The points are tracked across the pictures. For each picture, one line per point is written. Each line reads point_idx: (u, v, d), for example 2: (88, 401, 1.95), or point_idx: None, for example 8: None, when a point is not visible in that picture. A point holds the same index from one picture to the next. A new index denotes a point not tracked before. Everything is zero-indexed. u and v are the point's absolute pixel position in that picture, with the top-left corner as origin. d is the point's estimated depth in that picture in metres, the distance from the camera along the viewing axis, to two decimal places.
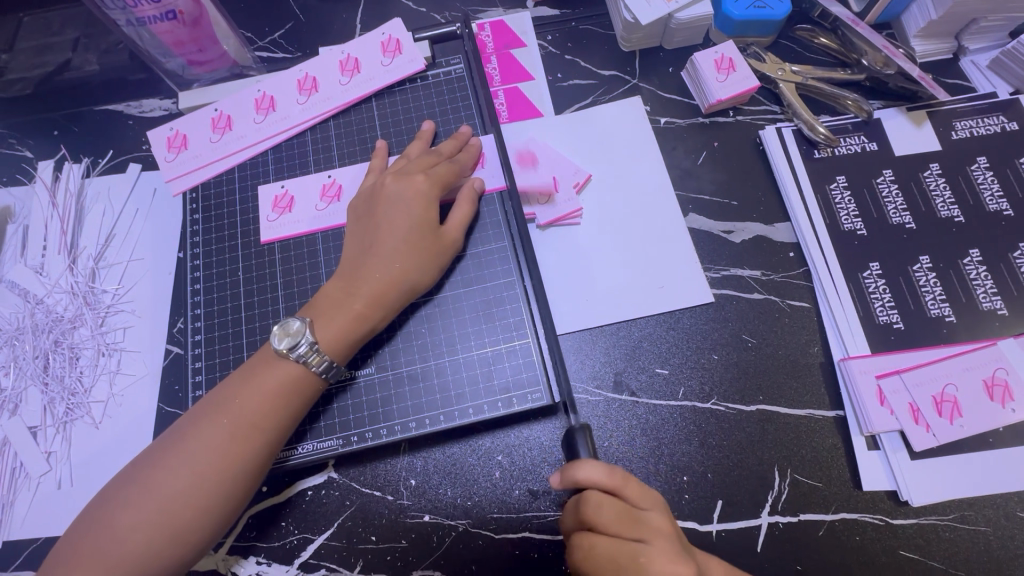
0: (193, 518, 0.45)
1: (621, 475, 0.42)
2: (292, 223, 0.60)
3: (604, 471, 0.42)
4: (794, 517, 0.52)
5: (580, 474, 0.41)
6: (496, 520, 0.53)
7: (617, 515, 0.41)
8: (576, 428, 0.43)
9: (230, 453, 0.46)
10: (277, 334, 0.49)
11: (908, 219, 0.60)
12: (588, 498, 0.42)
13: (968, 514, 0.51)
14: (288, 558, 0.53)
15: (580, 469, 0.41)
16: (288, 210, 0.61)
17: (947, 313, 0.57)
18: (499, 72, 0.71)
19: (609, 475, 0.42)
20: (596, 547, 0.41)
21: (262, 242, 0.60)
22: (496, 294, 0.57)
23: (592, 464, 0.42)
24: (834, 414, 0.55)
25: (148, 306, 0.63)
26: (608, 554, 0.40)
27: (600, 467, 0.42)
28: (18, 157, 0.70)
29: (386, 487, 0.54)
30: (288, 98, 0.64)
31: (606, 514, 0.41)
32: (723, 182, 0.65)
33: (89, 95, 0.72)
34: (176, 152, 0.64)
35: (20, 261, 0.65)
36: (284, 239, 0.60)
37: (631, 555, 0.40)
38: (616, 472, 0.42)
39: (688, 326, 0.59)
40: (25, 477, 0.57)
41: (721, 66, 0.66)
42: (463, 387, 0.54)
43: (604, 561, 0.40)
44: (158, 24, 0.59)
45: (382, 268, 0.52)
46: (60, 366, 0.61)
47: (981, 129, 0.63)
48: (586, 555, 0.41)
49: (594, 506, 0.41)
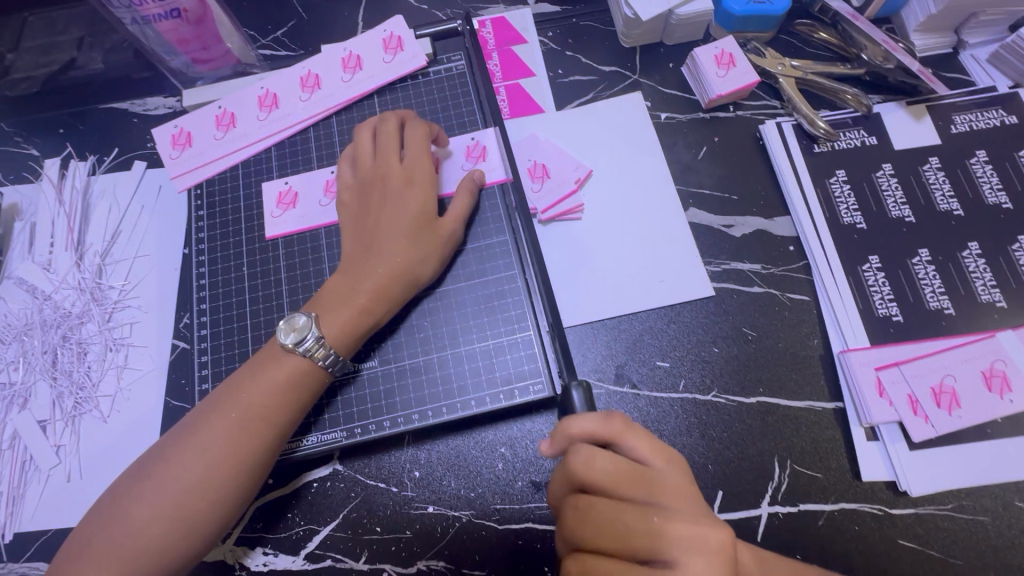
0: (205, 509, 0.46)
1: (617, 425, 0.41)
2: (296, 219, 0.61)
3: (597, 421, 0.41)
4: (794, 507, 0.52)
5: (575, 427, 0.41)
6: (499, 511, 0.54)
7: (611, 471, 0.40)
8: (573, 382, 0.44)
9: (240, 444, 0.47)
10: (284, 328, 0.50)
11: (907, 213, 0.61)
12: (579, 452, 0.41)
13: (966, 504, 0.52)
14: (294, 549, 0.54)
15: (574, 423, 0.41)
16: (293, 206, 0.62)
17: (946, 306, 0.57)
18: (501, 68, 0.72)
19: (604, 426, 0.41)
20: (595, 506, 0.40)
21: (266, 238, 0.61)
22: (497, 288, 0.58)
23: (580, 418, 0.41)
24: (834, 406, 0.55)
25: (154, 302, 0.63)
26: (608, 513, 0.40)
27: (592, 420, 0.41)
28: (25, 155, 0.70)
29: (390, 479, 0.55)
30: (291, 95, 0.65)
31: (601, 468, 0.40)
32: (723, 177, 0.66)
33: (94, 93, 0.72)
34: (180, 149, 0.64)
35: (27, 258, 0.66)
36: (289, 236, 0.61)
37: (638, 515, 0.39)
38: (611, 424, 0.41)
39: (689, 319, 0.60)
40: (35, 470, 0.57)
41: (721, 61, 0.67)
42: (466, 379, 0.55)
43: (604, 520, 0.40)
44: (163, 22, 0.59)
45: (385, 261, 0.53)
46: (68, 361, 0.61)
47: (980, 123, 0.64)
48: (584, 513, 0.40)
49: (583, 462, 0.40)
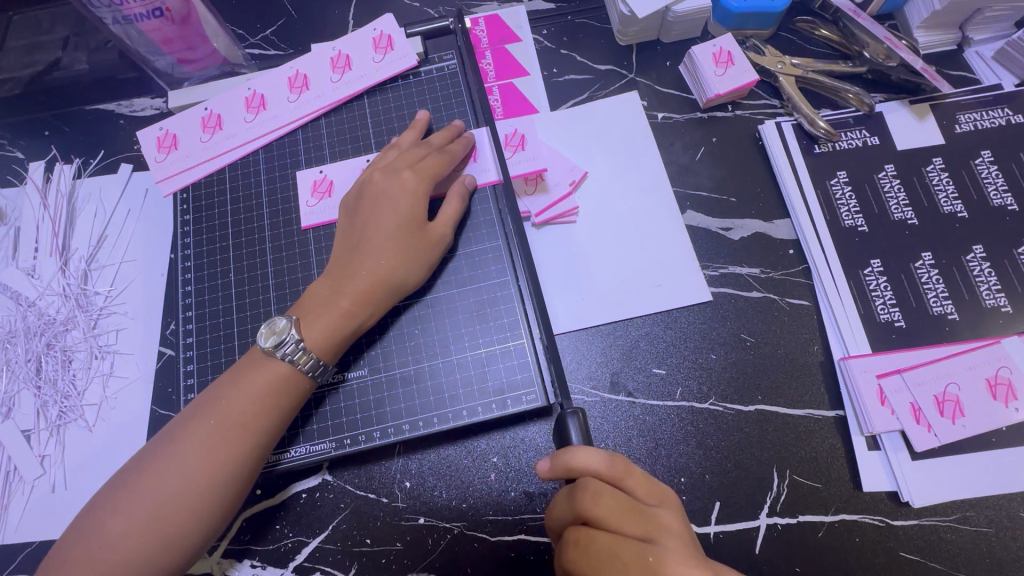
0: (183, 521, 0.44)
1: (620, 464, 0.42)
2: (333, 208, 0.60)
3: (601, 458, 0.41)
4: (794, 518, 0.51)
5: (575, 460, 0.41)
6: (491, 522, 0.52)
7: (614, 507, 0.40)
8: (569, 411, 0.45)
9: (221, 454, 0.46)
10: (264, 332, 0.49)
11: (910, 215, 0.59)
12: (581, 485, 0.41)
13: (970, 515, 0.50)
14: (282, 562, 0.53)
15: (575, 455, 0.41)
16: (328, 194, 0.60)
17: (950, 311, 0.56)
18: (494, 67, 0.70)
19: (608, 464, 0.41)
20: (594, 541, 0.39)
21: (302, 228, 0.60)
22: (488, 294, 0.56)
23: (587, 450, 0.42)
24: (835, 414, 0.54)
25: (140, 308, 0.62)
26: (608, 549, 0.39)
27: (598, 455, 0.41)
28: (10, 158, 0.69)
29: (380, 489, 0.54)
30: (279, 96, 0.63)
31: (603, 505, 0.40)
32: (722, 179, 0.64)
33: (79, 94, 0.71)
34: (166, 152, 0.63)
35: (11, 263, 0.65)
36: (324, 225, 0.59)
37: (637, 553, 0.39)
38: (616, 462, 0.42)
39: (686, 325, 0.58)
40: (19, 481, 0.56)
41: (719, 59, 0.65)
42: (457, 388, 0.54)
43: (604, 556, 0.39)
44: (146, 21, 0.58)
45: (370, 265, 0.52)
46: (53, 369, 0.60)
47: (985, 122, 0.62)
48: (584, 548, 0.40)
49: (589, 496, 0.40)
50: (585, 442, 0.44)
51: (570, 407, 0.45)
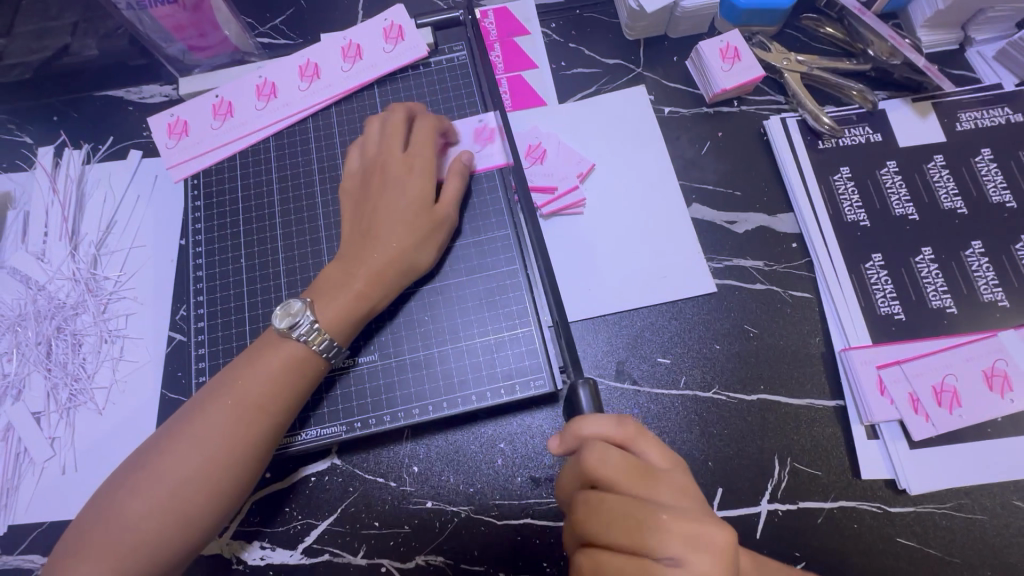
0: (204, 500, 0.45)
1: (630, 427, 0.41)
2: None
3: (611, 423, 0.41)
4: (794, 505, 0.52)
5: (585, 429, 0.40)
6: (498, 506, 0.53)
7: (626, 470, 0.40)
8: (580, 380, 0.41)
9: (238, 435, 0.46)
10: (278, 314, 0.50)
11: (911, 211, 0.60)
12: (592, 451, 0.40)
13: (965, 503, 0.52)
14: (292, 544, 0.53)
15: (585, 424, 0.40)
16: None
17: (948, 304, 0.57)
18: (503, 59, 0.71)
19: (618, 428, 0.41)
20: (607, 502, 0.39)
21: None
22: (499, 282, 0.57)
23: (595, 415, 0.41)
24: (835, 404, 0.55)
25: (150, 293, 0.63)
26: (619, 509, 0.39)
27: (609, 420, 0.41)
28: (18, 143, 0.69)
29: (389, 474, 0.55)
30: (289, 84, 0.64)
31: (612, 466, 0.40)
32: (728, 173, 0.65)
33: (88, 80, 0.71)
34: (177, 139, 0.63)
35: (21, 247, 0.65)
36: None
37: (646, 510, 0.38)
38: (626, 426, 0.41)
39: (690, 315, 0.59)
40: (29, 462, 0.57)
41: (726, 55, 0.66)
42: (466, 373, 0.54)
43: (616, 516, 0.39)
44: (159, 7, 0.59)
45: (383, 248, 0.53)
46: (63, 352, 0.61)
47: (985, 121, 0.63)
48: (595, 509, 0.39)
49: (600, 459, 0.40)
50: (594, 410, 0.41)
51: (579, 374, 0.41)
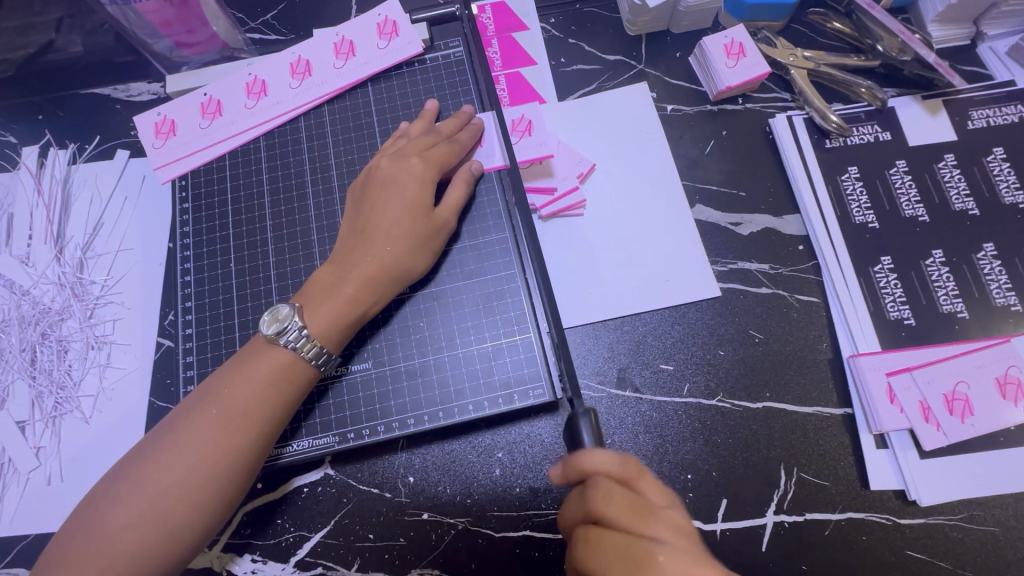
0: (186, 514, 0.44)
1: (633, 466, 0.41)
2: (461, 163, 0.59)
3: (617, 460, 0.39)
4: (800, 517, 0.51)
5: (589, 464, 0.38)
6: (496, 518, 0.52)
7: (628, 508, 0.39)
8: (581, 409, 0.39)
9: (223, 446, 0.45)
10: (266, 320, 0.48)
11: (922, 212, 0.59)
12: (596, 487, 0.39)
13: (977, 514, 0.50)
14: (284, 556, 0.52)
15: (589, 457, 0.38)
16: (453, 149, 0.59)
17: (959, 309, 0.55)
18: (501, 56, 0.69)
19: (622, 466, 0.40)
20: (607, 540, 0.38)
21: None
22: (497, 287, 0.55)
23: (601, 452, 0.38)
24: (843, 412, 0.54)
25: (137, 297, 0.61)
26: (619, 547, 0.38)
27: (613, 456, 0.39)
28: (1, 142, 0.67)
29: (384, 484, 0.53)
30: (280, 82, 0.62)
31: (615, 505, 0.39)
32: (732, 172, 0.63)
33: (73, 77, 0.69)
34: (164, 138, 0.61)
35: (5, 251, 0.63)
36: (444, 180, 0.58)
37: (647, 551, 0.38)
38: (630, 465, 0.40)
39: (694, 320, 0.58)
40: (14, 473, 0.55)
41: (731, 51, 0.64)
42: (463, 382, 0.53)
43: (616, 555, 0.38)
44: (144, 2, 0.57)
45: (375, 252, 0.51)
46: (48, 359, 0.59)
47: (998, 118, 0.61)
48: (594, 547, 0.39)
49: (601, 496, 0.39)
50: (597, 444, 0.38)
51: (581, 404, 0.39)
